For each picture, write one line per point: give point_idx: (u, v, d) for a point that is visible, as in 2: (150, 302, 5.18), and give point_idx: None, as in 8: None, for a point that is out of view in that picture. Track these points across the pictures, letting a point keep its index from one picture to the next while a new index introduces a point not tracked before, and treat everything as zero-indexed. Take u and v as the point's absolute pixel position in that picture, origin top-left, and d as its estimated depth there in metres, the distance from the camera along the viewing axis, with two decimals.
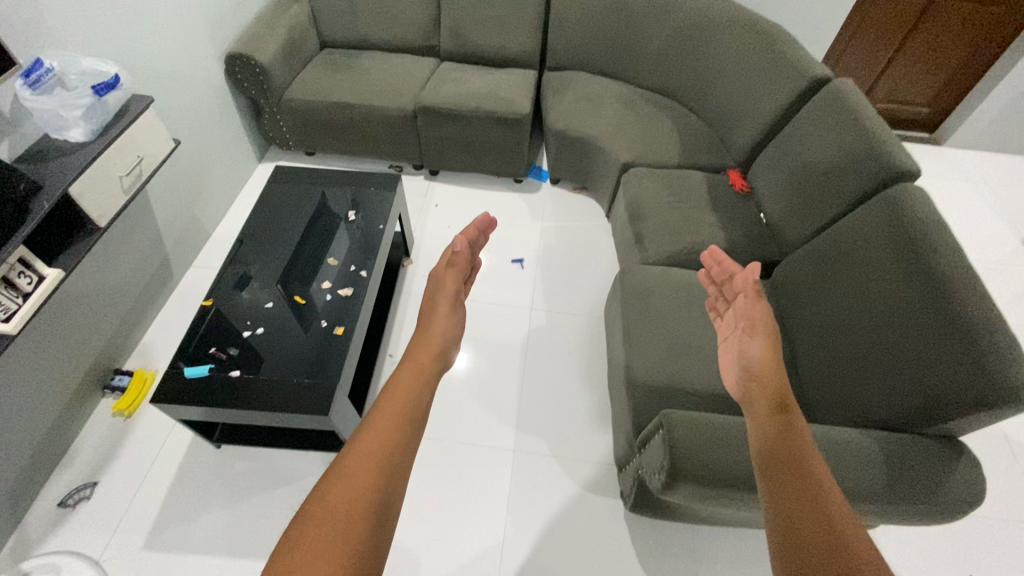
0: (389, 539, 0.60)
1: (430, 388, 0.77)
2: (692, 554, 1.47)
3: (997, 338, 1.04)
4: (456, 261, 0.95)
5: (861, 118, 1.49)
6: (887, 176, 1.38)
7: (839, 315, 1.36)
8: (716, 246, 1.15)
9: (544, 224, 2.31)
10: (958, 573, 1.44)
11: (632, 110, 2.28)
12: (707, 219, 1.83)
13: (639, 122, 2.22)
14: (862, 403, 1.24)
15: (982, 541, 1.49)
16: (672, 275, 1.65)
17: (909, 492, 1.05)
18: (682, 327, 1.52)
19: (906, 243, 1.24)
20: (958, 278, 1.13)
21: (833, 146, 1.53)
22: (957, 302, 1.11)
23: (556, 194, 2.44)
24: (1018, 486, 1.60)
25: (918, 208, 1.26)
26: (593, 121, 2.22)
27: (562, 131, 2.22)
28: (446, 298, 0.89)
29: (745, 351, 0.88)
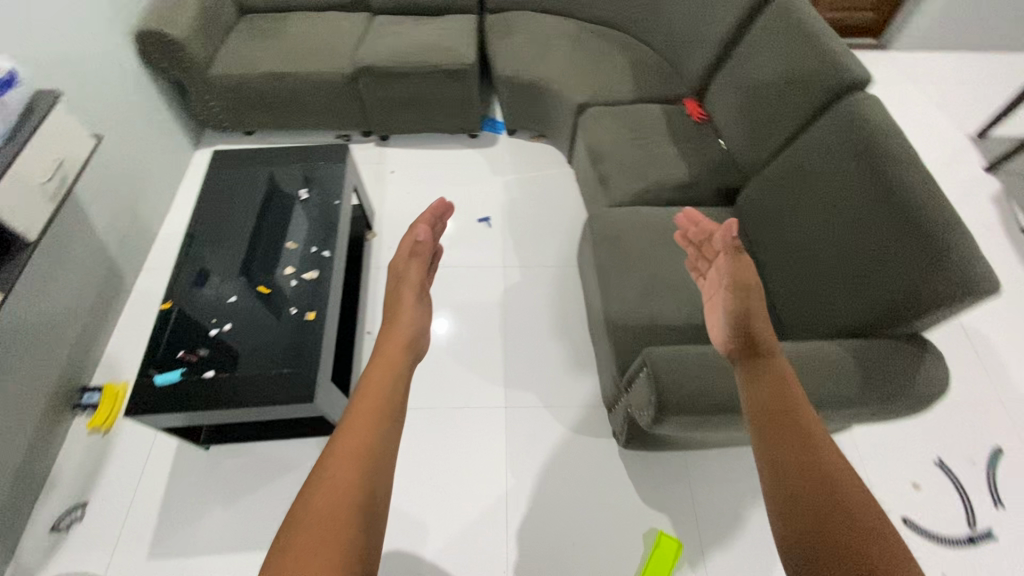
0: (377, 533, 0.61)
1: (406, 375, 0.78)
2: (685, 478, 1.55)
3: (953, 236, 1.07)
4: (418, 249, 0.99)
5: (812, 32, 1.47)
6: (839, 90, 1.37)
7: (804, 232, 1.38)
8: (691, 207, 1.16)
9: (505, 178, 2.25)
10: (927, 457, 1.56)
11: (581, 48, 2.19)
12: (668, 152, 1.81)
13: (590, 60, 2.14)
14: (834, 314, 1.28)
15: (947, 426, 1.61)
16: (640, 214, 1.64)
17: (881, 394, 1.10)
18: (654, 265, 1.52)
19: (863, 155, 1.25)
20: (914, 182, 1.15)
21: (786, 63, 1.51)
22: (920, 204, 1.13)
23: (514, 145, 2.37)
24: (974, 371, 1.72)
25: (870, 117, 1.27)
26: (543, 65, 2.13)
27: (512, 78, 2.13)
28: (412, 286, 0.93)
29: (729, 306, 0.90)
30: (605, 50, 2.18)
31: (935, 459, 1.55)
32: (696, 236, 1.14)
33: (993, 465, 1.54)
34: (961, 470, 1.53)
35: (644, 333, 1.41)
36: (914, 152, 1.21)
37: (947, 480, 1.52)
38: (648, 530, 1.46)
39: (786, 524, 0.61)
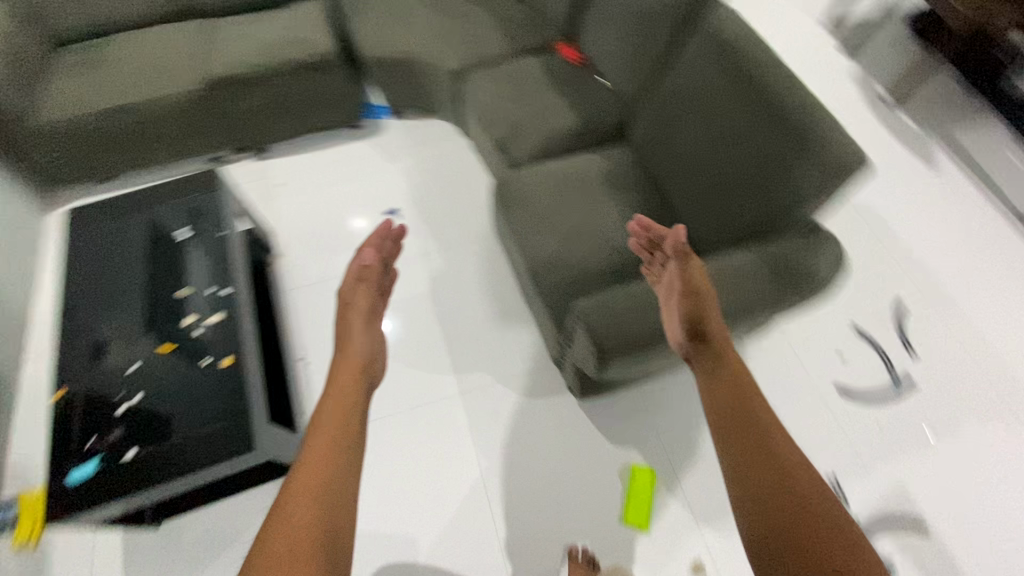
0: (345, 529, 0.75)
1: (365, 397, 0.96)
2: (645, 409, 1.61)
3: (825, 127, 1.14)
4: (365, 275, 1.17)
5: None
6: (698, 9, 1.39)
7: (695, 153, 1.41)
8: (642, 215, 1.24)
9: (402, 162, 2.15)
10: (845, 328, 1.71)
11: (443, 11, 2.10)
12: (554, 101, 1.79)
13: (456, 23, 2.05)
14: (739, 223, 1.33)
15: (855, 296, 1.77)
16: (541, 169, 1.61)
17: (793, 287, 1.18)
18: (567, 217, 1.52)
19: (732, 70, 1.29)
20: (781, 85, 1.21)
21: None
22: (789, 108, 1.19)
23: (402, 127, 2.26)
24: (868, 241, 1.88)
25: (732, 30, 1.30)
26: (409, 37, 2.02)
27: (380, 57, 2.00)
28: (360, 311, 1.11)
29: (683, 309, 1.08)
30: (468, 10, 2.11)
31: (852, 328, 1.71)
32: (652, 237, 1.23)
33: (899, 321, 1.71)
34: (874, 331, 1.70)
35: (573, 286, 1.42)
36: (776, 56, 1.26)
37: (866, 344, 1.67)
38: (622, 468, 1.52)
39: (756, 519, 0.79)
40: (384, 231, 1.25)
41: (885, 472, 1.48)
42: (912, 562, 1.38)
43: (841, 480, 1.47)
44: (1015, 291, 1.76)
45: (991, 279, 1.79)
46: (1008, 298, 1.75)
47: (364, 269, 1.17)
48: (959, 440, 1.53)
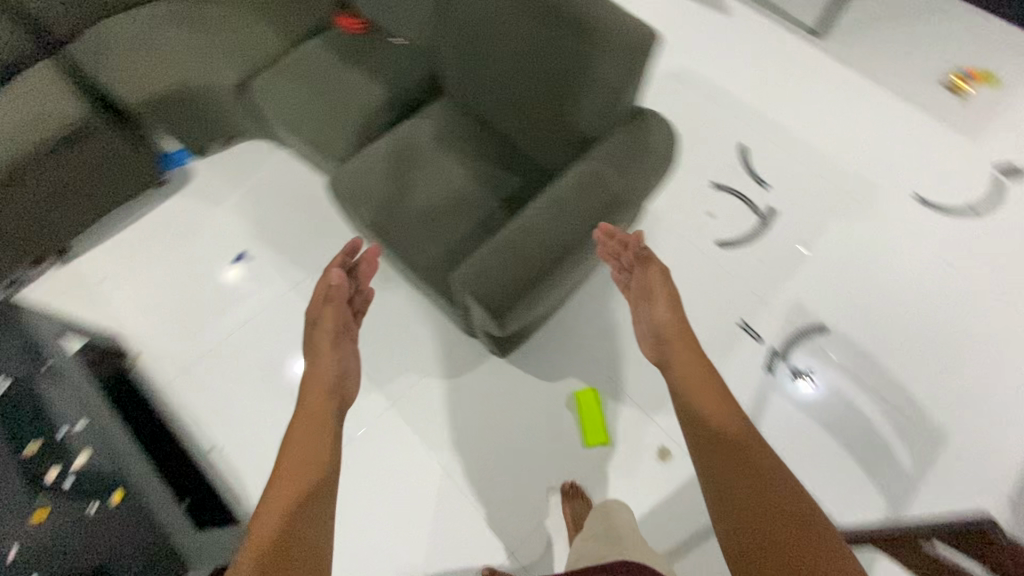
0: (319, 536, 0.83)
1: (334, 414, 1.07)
2: (569, 338, 1.63)
3: (608, 16, 1.14)
4: (333, 295, 1.18)
5: None
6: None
7: (506, 80, 1.37)
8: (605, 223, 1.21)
9: (227, 202, 1.90)
10: (705, 188, 1.81)
11: (195, 26, 1.81)
12: (353, 80, 1.64)
13: (214, 33, 1.79)
14: (571, 135, 1.33)
15: (703, 155, 1.87)
16: (369, 156, 1.51)
17: (636, 178, 1.26)
18: (415, 195, 1.45)
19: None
20: None
21: None
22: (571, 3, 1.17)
23: (210, 164, 1.98)
24: (696, 100, 1.97)
25: None
26: (172, 63, 1.73)
27: (146, 102, 1.71)
28: (327, 336, 1.16)
29: (648, 316, 1.19)
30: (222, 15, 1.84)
31: (711, 185, 1.81)
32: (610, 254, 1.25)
33: (745, 162, 1.85)
34: (729, 180, 1.82)
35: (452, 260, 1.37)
36: None
37: (726, 194, 1.79)
38: (567, 398, 1.55)
39: (735, 533, 0.79)
40: (351, 252, 1.25)
41: (780, 297, 1.64)
42: (826, 359, 1.56)
43: (749, 320, 1.61)
44: (822, 97, 1.95)
45: (802, 93, 1.96)
46: (820, 105, 1.93)
47: (331, 293, 1.18)
48: (826, 241, 1.71)
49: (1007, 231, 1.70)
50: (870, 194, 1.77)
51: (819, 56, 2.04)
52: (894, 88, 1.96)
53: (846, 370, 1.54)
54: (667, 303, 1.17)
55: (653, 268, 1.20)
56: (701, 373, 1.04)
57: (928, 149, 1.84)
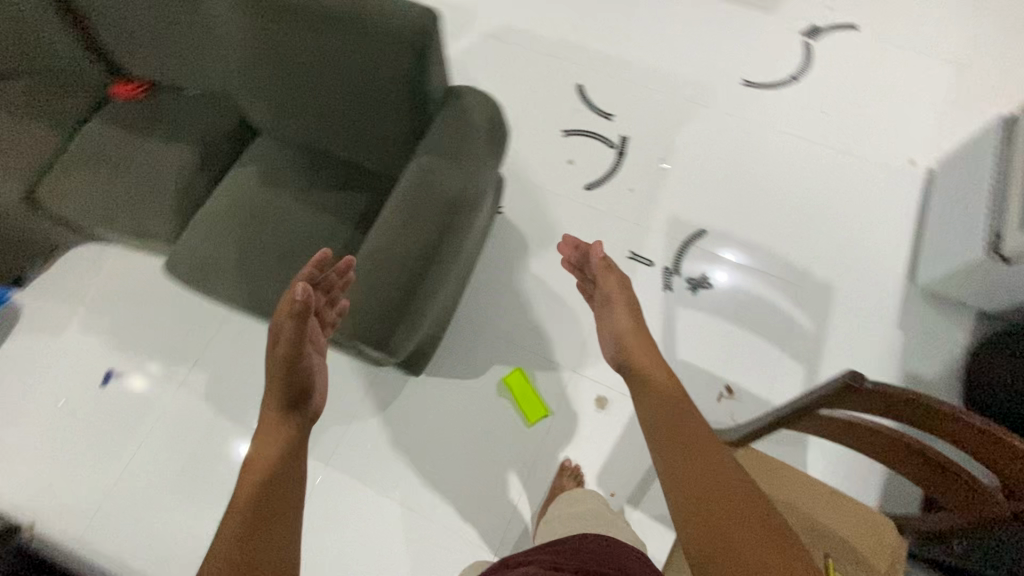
0: None
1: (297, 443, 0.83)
2: (478, 328, 1.60)
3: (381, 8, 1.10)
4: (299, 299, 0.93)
5: None
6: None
7: (312, 102, 1.29)
8: (567, 234, 1.14)
9: (70, 322, 1.67)
10: (558, 136, 1.81)
11: None
12: (152, 147, 1.47)
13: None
14: (396, 136, 1.27)
15: (546, 105, 1.86)
16: (199, 225, 1.37)
17: (474, 160, 1.22)
18: (262, 247, 1.33)
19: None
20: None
21: None
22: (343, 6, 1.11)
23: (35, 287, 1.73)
24: (522, 53, 1.95)
25: None
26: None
27: None
28: (282, 357, 0.87)
29: (613, 327, 1.04)
30: None
31: (562, 132, 1.82)
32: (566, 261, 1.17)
33: (585, 99, 1.86)
34: (577, 121, 1.83)
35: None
36: None
37: (578, 136, 1.81)
38: (497, 387, 1.54)
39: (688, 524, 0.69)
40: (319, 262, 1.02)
41: (656, 217, 1.69)
42: (713, 257, 1.63)
43: (637, 249, 1.66)
44: (635, 13, 1.98)
45: (616, 15, 1.98)
46: (636, 22, 1.96)
47: (298, 302, 0.87)
48: (680, 151, 1.77)
49: (827, 88, 1.83)
50: (704, 93, 1.84)
51: None
52: None
53: (733, 263, 1.63)
54: (628, 311, 1.03)
55: (613, 276, 1.08)
56: (663, 376, 0.92)
57: (741, 34, 1.93)
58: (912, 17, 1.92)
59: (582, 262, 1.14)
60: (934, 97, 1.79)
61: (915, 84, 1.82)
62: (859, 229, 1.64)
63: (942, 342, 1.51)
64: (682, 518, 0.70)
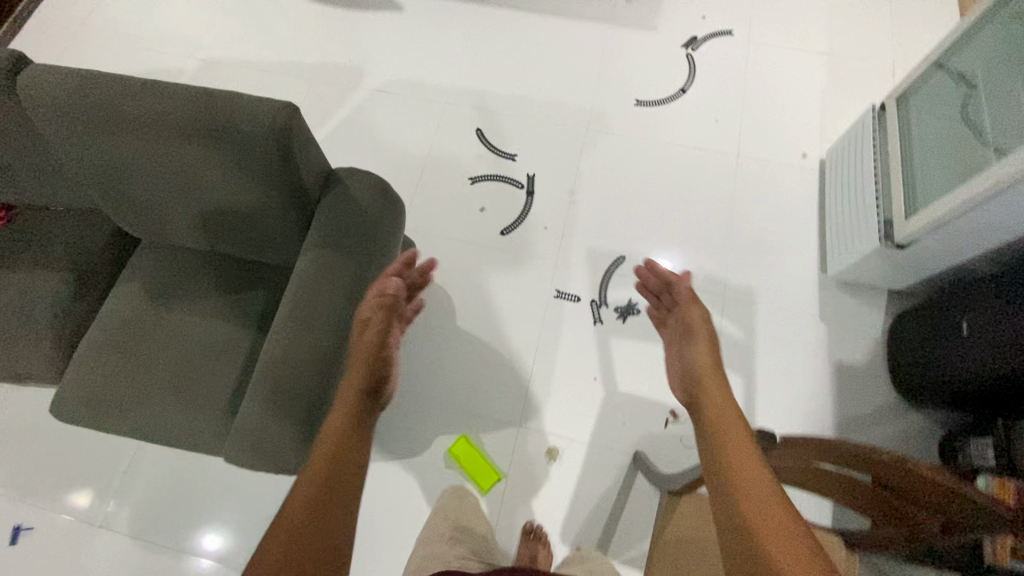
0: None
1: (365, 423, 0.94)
2: (416, 398, 1.54)
3: (236, 107, 1.05)
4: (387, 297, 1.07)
5: None
6: (15, 82, 1.10)
7: (187, 206, 1.21)
8: (650, 260, 1.18)
9: None
10: (466, 185, 1.79)
11: None
12: (18, 279, 1.33)
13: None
14: (283, 229, 1.20)
15: (448, 156, 1.83)
16: (83, 356, 1.25)
17: (366, 243, 1.14)
18: (158, 370, 1.22)
19: (109, 111, 1.06)
20: (166, 101, 1.06)
21: None
22: (195, 110, 1.05)
23: None
24: (415, 105, 1.91)
25: (65, 85, 1.07)
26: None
27: None
28: (368, 344, 1.03)
29: (691, 356, 1.04)
30: None
31: (468, 181, 1.79)
32: (651, 286, 1.22)
33: (486, 143, 1.84)
34: (482, 168, 1.81)
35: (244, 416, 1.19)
36: (136, 77, 1.09)
37: (486, 182, 1.79)
38: (446, 460, 1.47)
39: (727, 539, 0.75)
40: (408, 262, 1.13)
41: (576, 251, 1.68)
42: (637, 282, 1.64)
43: (562, 287, 1.64)
44: (522, 49, 1.98)
45: (502, 54, 1.97)
46: (523, 58, 1.96)
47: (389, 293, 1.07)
48: (587, 180, 1.77)
49: (715, 96, 1.89)
50: (600, 119, 1.86)
51: (500, 10, 2.06)
52: (575, 11, 2.05)
53: None
54: (710, 344, 1.03)
55: (695, 307, 1.09)
56: (723, 399, 0.93)
57: (626, 55, 1.96)
58: (778, 16, 2.01)
59: (662, 290, 1.19)
60: (813, 90, 1.88)
61: (795, 80, 1.89)
62: (769, 229, 1.69)
63: (863, 327, 1.56)
64: (737, 534, 0.74)
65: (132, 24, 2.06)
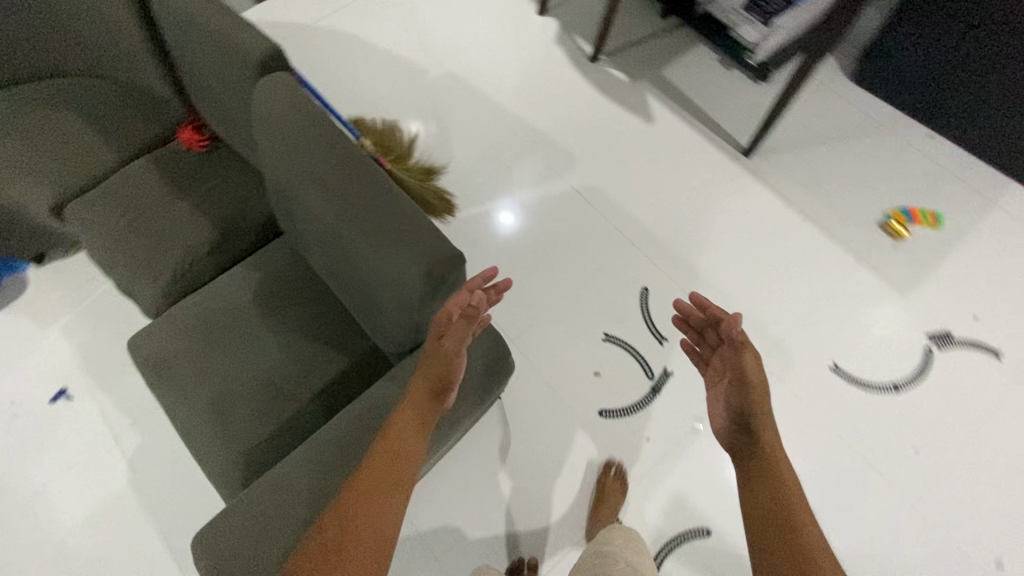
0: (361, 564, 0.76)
1: (427, 423, 0.97)
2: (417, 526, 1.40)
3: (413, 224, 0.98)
4: (469, 311, 0.99)
5: (202, 20, 1.16)
6: (261, 78, 1.11)
7: (322, 253, 1.15)
8: (697, 291, 1.03)
9: (59, 325, 1.62)
10: (598, 339, 1.60)
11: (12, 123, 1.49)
12: (182, 211, 1.40)
13: (19, 134, 1.46)
14: (389, 336, 1.11)
15: (599, 295, 1.66)
16: (175, 315, 1.26)
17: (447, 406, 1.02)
18: (216, 374, 1.20)
19: (317, 156, 1.04)
20: (363, 179, 1.03)
21: (216, 63, 1.20)
22: (387, 203, 1.01)
23: (47, 274, 1.69)
24: (602, 227, 1.75)
25: (294, 109, 1.07)
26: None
27: None
28: (450, 347, 0.98)
29: (741, 401, 0.95)
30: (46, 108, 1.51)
31: (602, 335, 1.60)
32: (693, 321, 1.10)
33: (648, 312, 1.62)
34: (625, 332, 1.61)
35: (249, 476, 1.11)
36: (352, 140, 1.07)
37: (618, 348, 1.58)
38: None
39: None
40: (487, 278, 1.04)
41: (662, 486, 1.43)
42: (706, 569, 1.35)
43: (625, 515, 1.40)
44: (743, 232, 1.73)
45: (720, 223, 1.74)
46: (739, 243, 1.71)
47: (472, 306, 0.99)
48: None
49: (929, 416, 1.49)
50: (780, 359, 1.56)
51: (747, 179, 1.82)
52: (825, 224, 1.75)
53: None
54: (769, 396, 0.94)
55: (748, 354, 0.97)
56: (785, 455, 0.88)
57: (852, 306, 1.62)
58: None
59: (704, 324, 1.08)
60: None
61: None
62: None
63: None
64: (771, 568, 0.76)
65: (418, 10, 2.13)
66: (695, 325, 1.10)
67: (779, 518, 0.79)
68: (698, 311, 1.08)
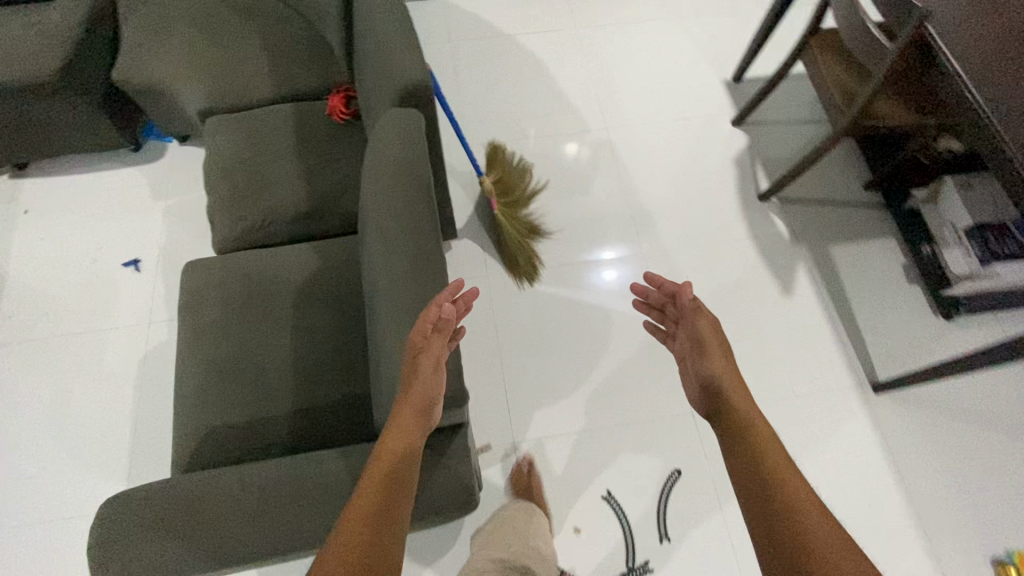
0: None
1: (415, 444, 0.86)
2: None
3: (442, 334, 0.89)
4: (441, 324, 0.92)
5: (384, 24, 1.14)
6: (401, 106, 1.07)
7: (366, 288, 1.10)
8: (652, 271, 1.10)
9: (166, 203, 1.77)
10: (598, 494, 1.45)
11: (213, 24, 1.61)
12: (292, 168, 1.43)
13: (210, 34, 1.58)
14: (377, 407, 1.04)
15: (624, 450, 1.49)
16: (232, 262, 1.30)
17: None
18: (231, 337, 1.21)
19: (402, 213, 1.00)
20: (427, 255, 0.97)
21: (373, 61, 1.17)
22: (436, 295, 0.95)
23: (182, 153, 1.85)
24: (669, 381, 1.57)
25: (406, 154, 1.02)
26: (156, 56, 1.56)
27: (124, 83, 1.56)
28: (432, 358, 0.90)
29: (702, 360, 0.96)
30: (245, 24, 1.62)
31: (604, 492, 1.45)
32: (654, 300, 1.14)
33: (663, 498, 1.44)
34: (629, 502, 1.44)
35: (198, 450, 1.11)
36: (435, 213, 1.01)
37: (613, 517, 1.42)
38: None
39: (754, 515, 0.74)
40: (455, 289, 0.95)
41: None
42: None
43: None
44: (816, 470, 1.46)
45: (798, 448, 1.48)
46: None
47: (442, 317, 0.91)
48: None
49: None
50: None
51: (860, 415, 1.51)
52: (924, 520, 1.40)
53: None
54: (724, 351, 0.95)
55: (702, 317, 1.00)
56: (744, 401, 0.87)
57: None
58: None
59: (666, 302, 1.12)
60: None
61: None
62: None
63: None
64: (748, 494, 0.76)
65: (622, 70, 2.01)
66: (657, 304, 1.14)
67: (755, 460, 0.78)
68: (656, 290, 1.13)
